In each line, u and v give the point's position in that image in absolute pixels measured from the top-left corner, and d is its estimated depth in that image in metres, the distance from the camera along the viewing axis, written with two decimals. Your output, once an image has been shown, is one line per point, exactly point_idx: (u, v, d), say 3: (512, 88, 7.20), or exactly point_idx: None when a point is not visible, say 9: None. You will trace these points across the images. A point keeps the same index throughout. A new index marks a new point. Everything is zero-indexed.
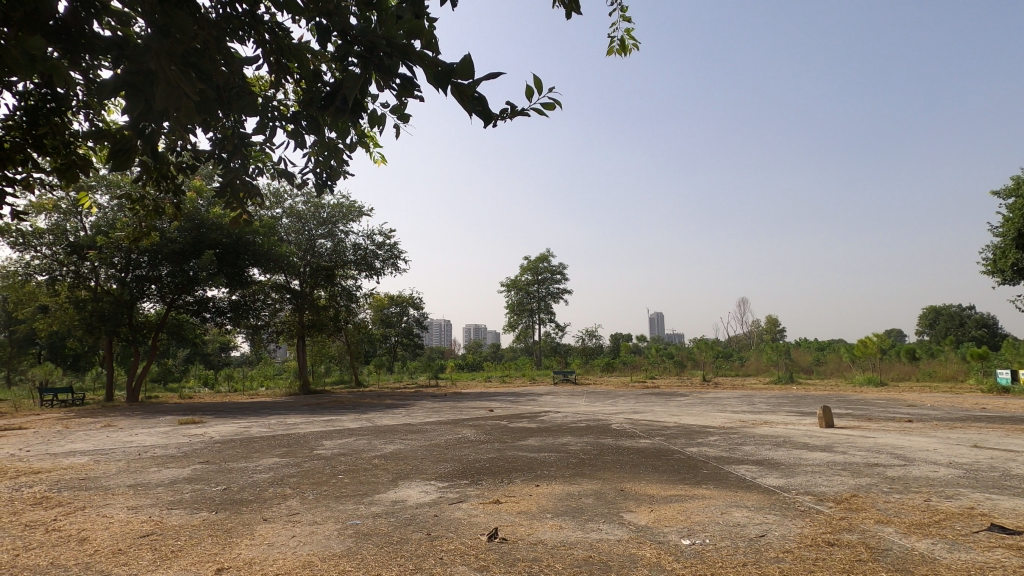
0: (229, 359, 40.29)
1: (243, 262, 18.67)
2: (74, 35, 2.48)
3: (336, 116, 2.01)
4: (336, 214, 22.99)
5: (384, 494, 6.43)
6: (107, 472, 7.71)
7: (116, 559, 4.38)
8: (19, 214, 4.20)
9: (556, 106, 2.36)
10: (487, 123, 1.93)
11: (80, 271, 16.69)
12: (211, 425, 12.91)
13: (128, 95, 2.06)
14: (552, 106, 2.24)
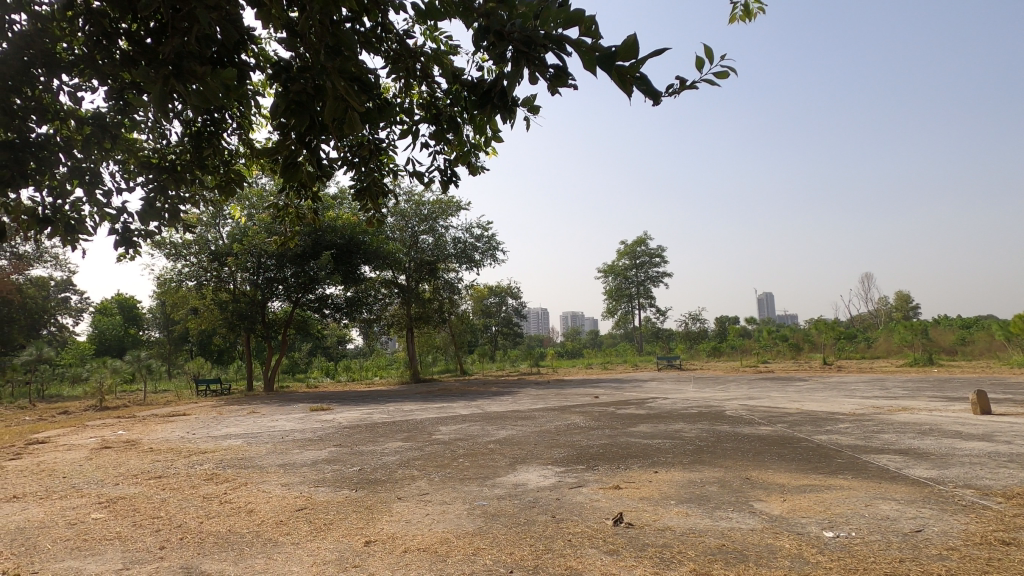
0: (347, 351, 43.52)
1: (355, 261, 20.09)
2: (235, 65, 2.73)
3: (500, 113, 2.09)
4: (436, 211, 23.83)
5: (505, 477, 6.66)
6: (260, 453, 8.66)
7: (280, 529, 4.93)
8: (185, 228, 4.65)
9: (732, 73, 2.19)
10: (654, 105, 1.89)
11: (220, 275, 18.67)
12: (338, 412, 14.07)
13: (298, 113, 2.27)
14: (726, 77, 2.08)
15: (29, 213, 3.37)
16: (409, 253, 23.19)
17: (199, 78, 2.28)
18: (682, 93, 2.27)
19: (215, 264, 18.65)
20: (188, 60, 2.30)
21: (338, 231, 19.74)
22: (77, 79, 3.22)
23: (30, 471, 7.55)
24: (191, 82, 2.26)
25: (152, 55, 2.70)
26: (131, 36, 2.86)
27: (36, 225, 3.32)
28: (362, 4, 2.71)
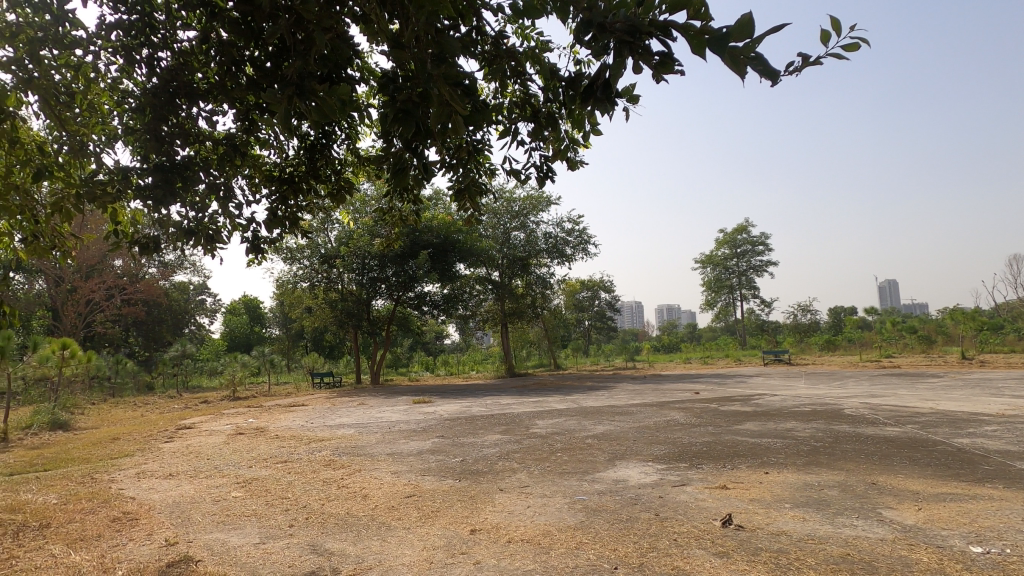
0: (445, 346, 45.19)
1: (451, 259, 20.79)
2: (344, 79, 2.87)
3: (602, 108, 2.05)
4: (527, 207, 24.00)
5: (605, 473, 6.60)
6: (370, 442, 9.24)
7: (392, 514, 5.24)
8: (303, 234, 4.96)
9: (863, 43, 1.99)
10: (772, 85, 1.77)
11: (330, 276, 20.02)
12: (439, 405, 14.66)
13: (405, 121, 2.33)
14: (857, 49, 1.89)
15: (178, 227, 3.80)
16: (502, 249, 23.53)
17: (317, 95, 2.41)
18: (804, 70, 2.10)
19: (325, 266, 20.02)
20: (308, 79, 2.44)
21: (434, 231, 20.55)
22: (211, 105, 3.56)
23: (181, 452, 8.61)
24: (310, 99, 2.40)
25: (274, 77, 2.93)
26: (255, 61, 3.13)
27: (183, 237, 3.74)
28: (458, 9, 2.76)
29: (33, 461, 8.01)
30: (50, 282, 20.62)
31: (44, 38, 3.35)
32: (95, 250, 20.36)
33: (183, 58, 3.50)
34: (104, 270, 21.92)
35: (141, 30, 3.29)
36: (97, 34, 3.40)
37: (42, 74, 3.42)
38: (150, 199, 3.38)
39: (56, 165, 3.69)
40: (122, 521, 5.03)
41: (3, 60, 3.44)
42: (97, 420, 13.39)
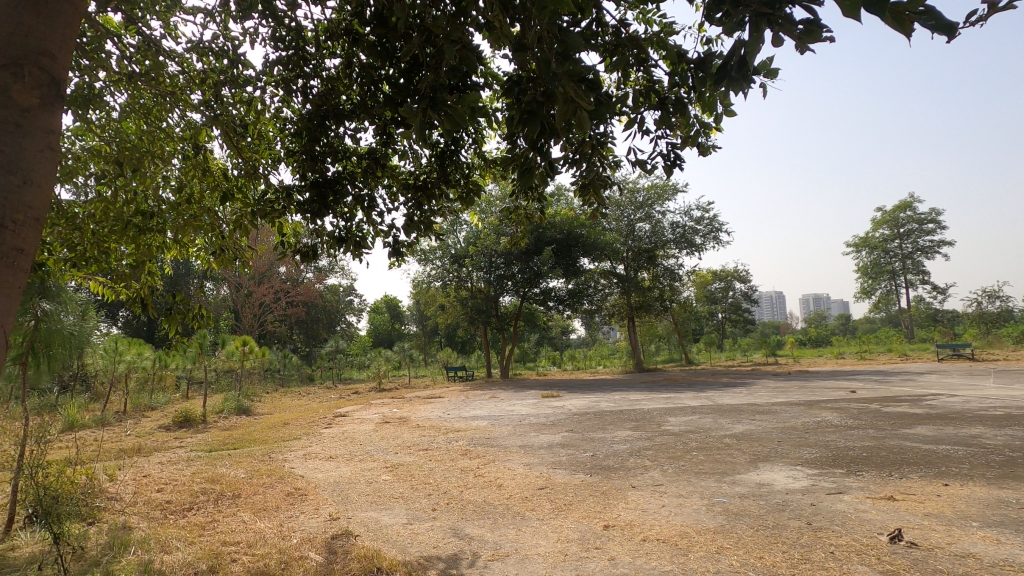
0: (571, 341, 45.31)
1: (575, 254, 20.80)
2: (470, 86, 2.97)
3: (736, 88, 1.92)
4: (652, 196, 23.15)
5: (746, 475, 6.19)
6: (503, 434, 9.57)
7: (526, 504, 5.39)
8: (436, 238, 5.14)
9: None
10: (948, 42, 1.53)
11: (460, 275, 21.01)
12: (567, 399, 14.77)
13: (530, 121, 2.33)
14: None
15: (331, 235, 4.23)
16: (627, 241, 22.94)
17: (449, 105, 2.50)
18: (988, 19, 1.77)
19: (455, 266, 21.01)
20: (441, 91, 2.56)
21: (557, 227, 20.69)
22: (355, 123, 3.91)
23: (338, 437, 9.61)
24: (442, 109, 2.51)
25: (408, 92, 3.15)
26: (391, 80, 3.38)
27: (336, 245, 4.16)
28: (579, 4, 2.74)
29: (226, 440, 9.45)
30: (232, 288, 24.08)
31: (225, 80, 3.93)
32: (264, 259, 23.39)
33: (331, 83, 3.89)
34: (273, 277, 25.08)
35: (296, 63, 3.71)
36: (262, 71, 3.89)
37: (224, 111, 4.01)
38: (308, 212, 3.80)
39: (235, 187, 4.29)
40: (295, 496, 5.75)
41: (195, 103, 4.08)
42: (271, 406, 15.41)
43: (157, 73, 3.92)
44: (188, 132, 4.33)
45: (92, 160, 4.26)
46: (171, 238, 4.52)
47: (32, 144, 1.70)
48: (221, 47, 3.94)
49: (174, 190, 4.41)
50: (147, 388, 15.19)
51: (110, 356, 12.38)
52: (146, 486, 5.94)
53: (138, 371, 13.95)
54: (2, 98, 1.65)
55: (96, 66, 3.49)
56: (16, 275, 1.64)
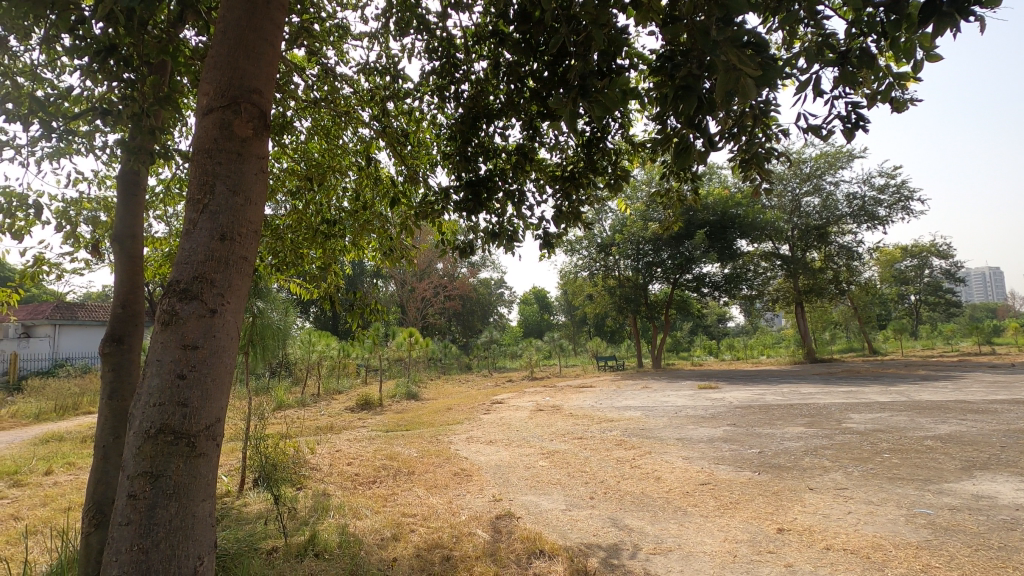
0: (728, 329, 42.41)
1: (731, 236, 19.36)
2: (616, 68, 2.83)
3: (946, 26, 1.63)
4: (822, 165, 20.50)
5: (958, 485, 5.25)
6: (658, 425, 9.28)
7: (687, 499, 5.17)
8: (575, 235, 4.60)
9: None
10: None
11: (607, 264, 20.74)
12: (727, 391, 13.83)
13: (686, 98, 2.15)
14: None
15: (485, 231, 4.41)
16: (792, 219, 20.70)
17: (600, 91, 2.41)
18: None
19: (602, 255, 20.77)
20: (590, 77, 2.48)
21: (710, 208, 19.39)
22: (503, 121, 3.99)
23: (496, 423, 10.10)
24: (590, 97, 2.41)
25: (554, 84, 3.14)
26: (536, 74, 3.41)
27: (490, 240, 4.33)
28: None
29: (399, 422, 10.48)
30: (398, 285, 26.53)
31: (388, 95, 4.30)
32: (425, 257, 25.42)
33: (480, 86, 4.04)
34: (432, 273, 27.11)
35: (448, 70, 3.93)
36: (419, 83, 4.17)
37: (389, 124, 4.40)
38: (464, 210, 3.99)
39: (400, 192, 4.68)
40: (461, 475, 6.19)
41: (364, 119, 4.52)
42: (436, 392, 16.71)
43: (334, 97, 4.43)
44: (359, 146, 4.81)
45: (287, 179, 4.96)
46: (349, 241, 5.08)
47: (250, 169, 2.01)
48: (384, 65, 4.31)
49: (351, 199, 4.95)
50: (335, 373, 17.42)
51: (306, 346, 14.41)
52: (339, 459, 6.84)
53: (327, 359, 16.05)
54: (227, 133, 1.98)
55: (287, 96, 4.05)
56: (243, 279, 1.96)
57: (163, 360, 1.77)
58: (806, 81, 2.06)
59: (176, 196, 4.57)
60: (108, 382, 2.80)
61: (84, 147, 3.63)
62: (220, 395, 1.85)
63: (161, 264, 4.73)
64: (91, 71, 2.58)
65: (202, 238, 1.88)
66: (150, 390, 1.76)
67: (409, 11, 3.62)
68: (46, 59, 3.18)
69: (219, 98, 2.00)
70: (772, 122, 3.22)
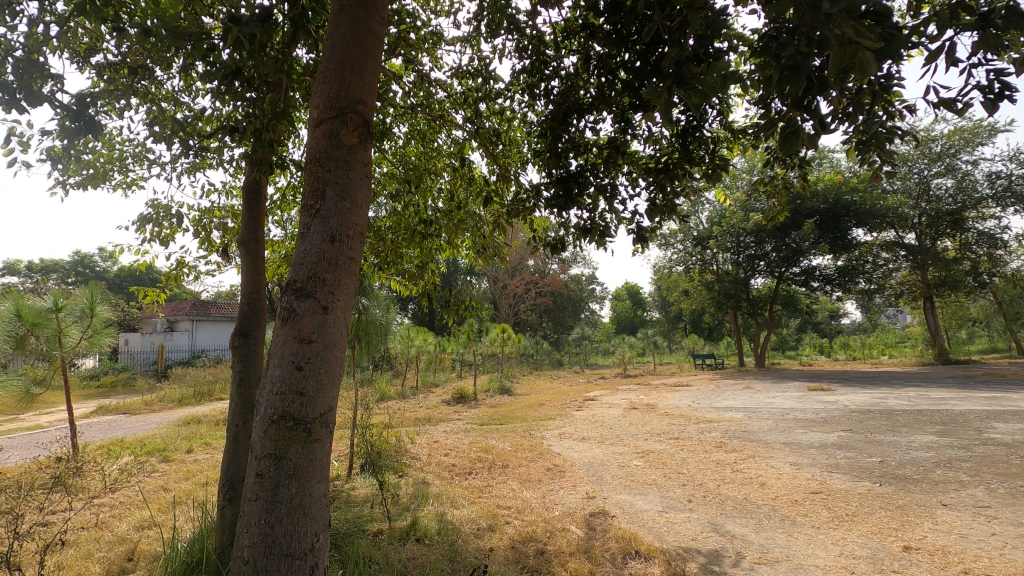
0: (842, 327, 38.95)
1: (845, 225, 17.76)
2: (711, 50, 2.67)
3: None
4: (956, 143, 18.18)
5: None
6: (762, 428, 8.74)
7: (796, 508, 4.84)
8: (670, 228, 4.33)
9: None
10: None
11: (704, 258, 19.83)
12: (842, 394, 12.72)
13: (794, 78, 1.99)
14: None
15: (577, 227, 4.36)
16: (919, 204, 18.57)
17: (697, 78, 2.30)
18: None
19: (699, 249, 19.87)
20: (686, 64, 2.35)
21: (821, 195, 17.88)
22: (594, 115, 3.91)
23: (589, 420, 10.04)
24: (687, 84, 2.29)
25: (647, 74, 3.04)
26: (628, 65, 3.32)
27: (582, 235, 4.28)
28: None
29: (494, 416, 10.72)
30: (491, 282, 27.11)
31: (480, 96, 4.39)
32: (517, 255, 25.77)
33: (570, 81, 4.02)
34: (523, 270, 27.45)
35: (538, 67, 3.94)
36: (510, 82, 4.22)
37: (481, 125, 4.50)
38: (555, 207, 3.98)
39: (492, 191, 4.76)
40: (554, 471, 6.22)
41: (457, 121, 4.65)
42: (528, 388, 16.91)
43: (429, 101, 4.60)
44: (453, 147, 4.95)
45: (387, 183, 5.23)
46: (444, 241, 5.27)
47: (355, 175, 2.14)
48: (476, 67, 4.41)
49: (445, 199, 5.12)
50: (432, 368, 18.16)
51: (406, 341, 15.15)
52: (437, 450, 7.14)
53: (425, 354, 16.76)
54: (335, 142, 2.13)
55: (386, 104, 4.27)
56: (351, 277, 2.10)
57: (283, 352, 1.95)
58: (938, 49, 1.83)
59: (290, 202, 4.98)
60: (238, 372, 3.11)
61: (214, 161, 4.06)
62: (333, 385, 2.00)
63: (278, 264, 5.18)
64: (219, 93, 2.89)
65: (315, 240, 2.04)
66: (273, 380, 1.93)
67: (500, 13, 3.67)
68: (182, 84, 3.59)
69: (328, 110, 2.15)
70: (895, 97, 2.89)
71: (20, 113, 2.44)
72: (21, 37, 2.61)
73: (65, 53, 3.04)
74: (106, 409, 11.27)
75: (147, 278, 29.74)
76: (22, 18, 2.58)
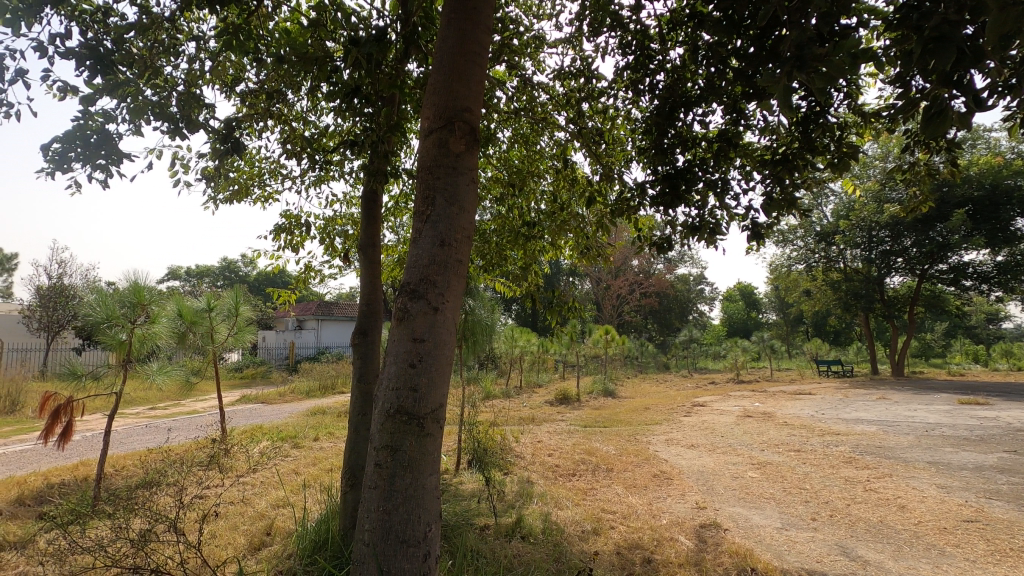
0: (1004, 332, 33.73)
1: (1006, 215, 15.37)
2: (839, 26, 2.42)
3: None
4: None
5: None
6: (901, 445, 7.81)
7: (945, 537, 4.26)
8: (789, 223, 3.99)
9: None
10: None
11: (829, 255, 18.16)
12: (1003, 409, 11.01)
13: (940, 50, 1.77)
14: None
15: (684, 225, 4.16)
16: None
17: (821, 59, 2.10)
18: None
19: (823, 244, 18.38)
20: (811, 44, 2.15)
21: (974, 181, 15.60)
22: (704, 108, 3.73)
23: (699, 427, 9.59)
24: (811, 68, 2.11)
25: (761, 59, 2.82)
26: (739, 53, 3.12)
27: (690, 234, 4.08)
28: None
29: (597, 418, 10.60)
30: (594, 283, 26.84)
31: (583, 96, 4.38)
32: (620, 255, 25.30)
33: (677, 74, 3.87)
34: (627, 270, 26.92)
35: (642, 63, 3.83)
36: (614, 80, 4.15)
37: (584, 125, 4.47)
38: (661, 205, 3.84)
39: (596, 191, 4.71)
40: (661, 478, 6.02)
41: (559, 122, 4.66)
42: (632, 391, 16.52)
43: (532, 105, 4.66)
44: (556, 149, 4.96)
45: (492, 187, 5.36)
46: (548, 242, 5.30)
47: (463, 181, 2.23)
48: (578, 68, 4.39)
49: (548, 200, 5.14)
50: (536, 368, 18.36)
51: (510, 341, 15.45)
52: (541, 449, 7.20)
53: (528, 354, 16.99)
54: (444, 150, 2.22)
55: (491, 110, 4.38)
56: (459, 280, 2.18)
57: (398, 351, 2.07)
58: None
59: (402, 209, 5.29)
60: (357, 367, 3.35)
61: (337, 174, 4.41)
62: (443, 383, 2.09)
63: (392, 268, 5.53)
64: (341, 110, 3.13)
65: (426, 244, 2.15)
66: (388, 376, 2.05)
67: (602, 10, 3.63)
68: (310, 105, 3.94)
69: (437, 120, 2.26)
70: None
71: (183, 139, 2.83)
72: (183, 73, 3.01)
73: (217, 84, 3.47)
74: (248, 398, 12.66)
75: (281, 281, 33.03)
76: (184, 57, 2.98)
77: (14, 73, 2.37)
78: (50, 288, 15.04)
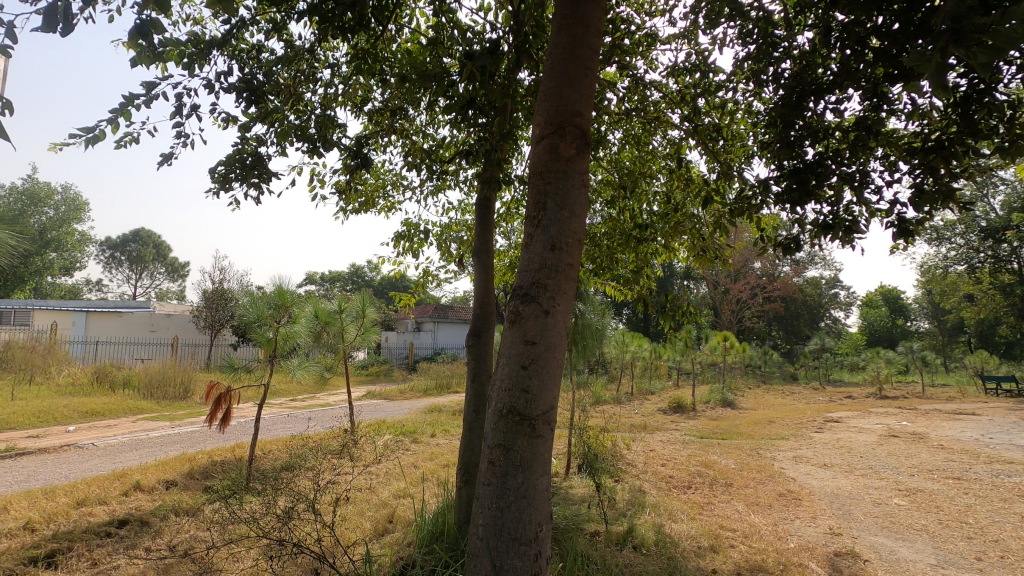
0: None
1: None
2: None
3: None
4: None
5: None
6: None
7: None
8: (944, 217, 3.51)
9: None
10: None
11: (999, 254, 15.67)
12: None
13: None
14: None
15: (815, 225, 3.82)
16: None
17: (986, 30, 1.82)
18: None
19: (990, 242, 15.93)
20: (973, 14, 1.87)
21: None
22: (837, 95, 3.41)
23: (833, 445, 8.73)
24: (972, 42, 1.83)
25: (908, 36, 2.53)
26: (881, 31, 2.81)
27: (821, 233, 3.74)
28: None
29: (715, 429, 10.05)
30: (710, 286, 25.49)
31: (699, 92, 4.19)
32: (740, 256, 23.79)
33: (805, 60, 3.58)
34: (748, 273, 25.23)
35: (765, 51, 3.58)
36: (733, 72, 3.93)
37: (700, 122, 4.28)
38: (788, 203, 3.56)
39: (713, 190, 4.49)
40: (788, 497, 5.56)
41: (673, 120, 4.51)
42: (754, 402, 15.44)
43: (644, 104, 4.55)
44: (669, 148, 4.80)
45: (603, 190, 5.30)
46: (661, 244, 5.12)
47: (574, 184, 2.24)
48: (693, 63, 4.22)
49: (661, 201, 4.98)
50: (647, 374, 17.82)
51: (621, 346, 15.15)
52: (653, 459, 6.97)
53: (640, 359, 16.54)
54: (555, 155, 2.25)
55: (603, 112, 4.35)
56: (570, 283, 2.19)
57: (511, 352, 2.12)
58: None
59: (514, 214, 5.40)
60: (472, 368, 3.48)
61: (452, 182, 4.63)
62: (554, 385, 2.11)
63: (505, 272, 5.68)
64: (457, 122, 3.29)
65: (537, 249, 2.18)
66: (501, 377, 2.11)
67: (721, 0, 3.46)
68: (428, 119, 4.18)
69: (548, 126, 2.29)
70: None
71: (319, 157, 3.13)
72: (321, 98, 3.34)
73: (348, 105, 3.80)
74: (372, 394, 13.66)
75: (401, 285, 35.20)
76: (321, 83, 3.31)
77: (189, 108, 2.78)
78: (213, 291, 17.33)
